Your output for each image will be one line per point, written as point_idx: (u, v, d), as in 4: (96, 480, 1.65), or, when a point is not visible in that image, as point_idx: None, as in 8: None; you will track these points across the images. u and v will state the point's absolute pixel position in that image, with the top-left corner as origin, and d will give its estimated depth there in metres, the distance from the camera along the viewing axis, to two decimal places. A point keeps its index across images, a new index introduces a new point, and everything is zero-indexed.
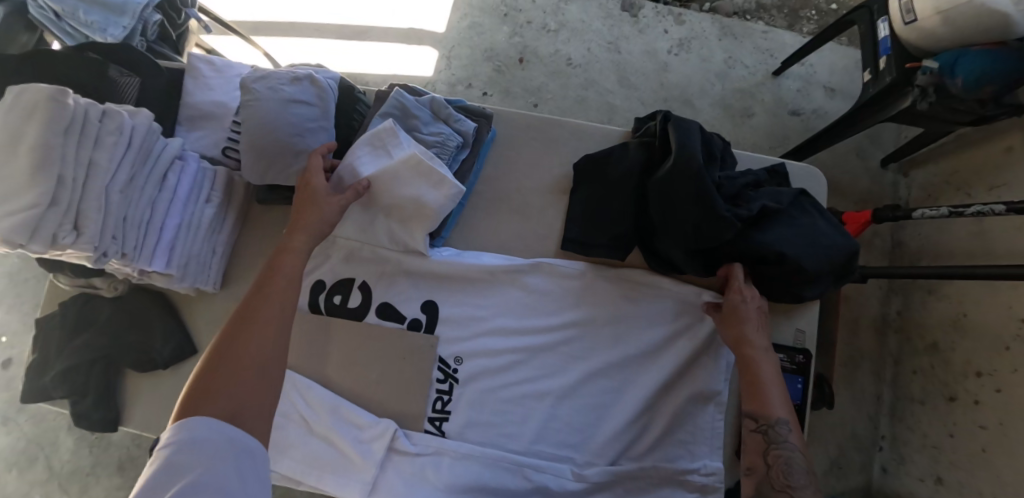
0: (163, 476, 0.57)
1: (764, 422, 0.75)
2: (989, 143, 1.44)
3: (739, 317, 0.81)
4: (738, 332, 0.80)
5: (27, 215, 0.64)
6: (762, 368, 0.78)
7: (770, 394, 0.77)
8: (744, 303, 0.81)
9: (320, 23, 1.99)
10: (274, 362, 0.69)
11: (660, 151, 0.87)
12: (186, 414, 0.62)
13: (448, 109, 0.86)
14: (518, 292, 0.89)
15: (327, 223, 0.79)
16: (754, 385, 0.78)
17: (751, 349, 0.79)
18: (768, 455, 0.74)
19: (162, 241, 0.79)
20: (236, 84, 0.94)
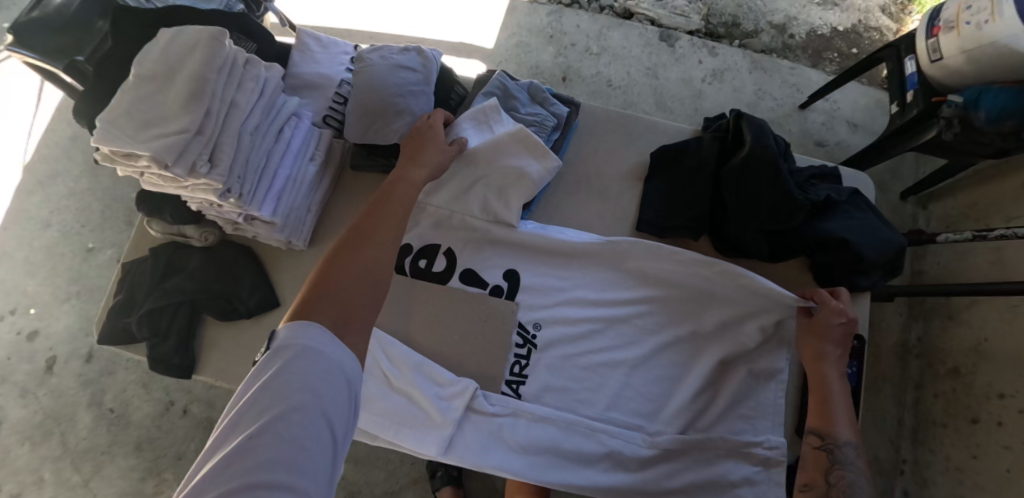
0: (274, 385, 0.57)
1: (830, 440, 0.78)
2: (1007, 178, 1.54)
3: (823, 333, 0.85)
4: (821, 349, 0.84)
5: (179, 139, 0.68)
6: (835, 388, 0.82)
7: (838, 416, 0.80)
8: (832, 321, 0.85)
9: (374, 32, 2.10)
10: (382, 285, 0.70)
11: (732, 144, 0.96)
12: (300, 316, 0.63)
13: (545, 93, 0.96)
14: (596, 268, 0.95)
15: (440, 166, 0.85)
16: (824, 403, 0.81)
17: (828, 367, 0.83)
18: (830, 474, 0.76)
19: (273, 189, 0.85)
20: (340, 60, 1.01)
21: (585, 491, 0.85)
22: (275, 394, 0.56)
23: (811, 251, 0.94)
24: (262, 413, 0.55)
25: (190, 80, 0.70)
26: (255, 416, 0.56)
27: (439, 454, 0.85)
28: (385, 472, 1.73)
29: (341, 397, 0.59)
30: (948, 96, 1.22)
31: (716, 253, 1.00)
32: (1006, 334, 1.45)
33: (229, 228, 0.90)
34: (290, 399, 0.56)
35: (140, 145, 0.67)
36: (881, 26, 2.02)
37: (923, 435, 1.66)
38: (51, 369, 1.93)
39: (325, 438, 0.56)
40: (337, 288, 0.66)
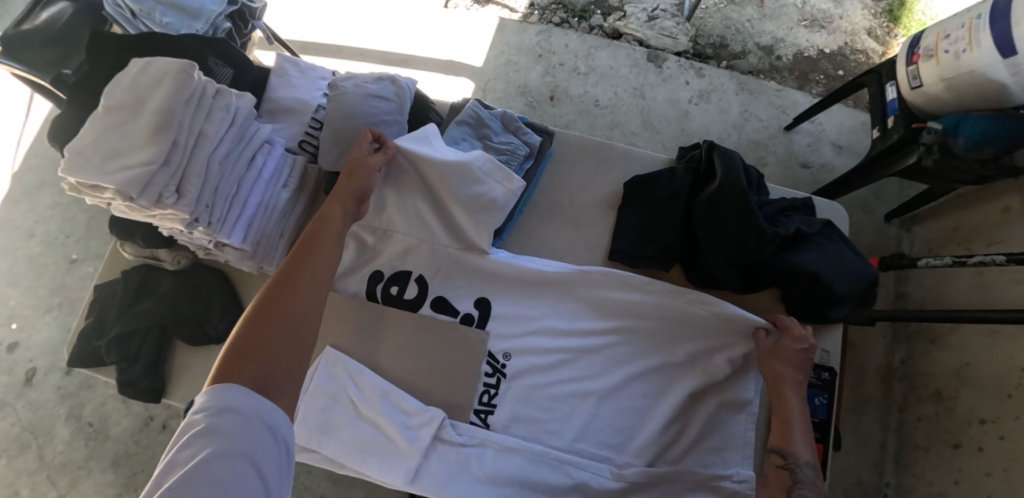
0: (195, 440, 0.58)
1: (791, 459, 0.79)
2: (988, 205, 1.56)
3: (783, 355, 0.86)
4: (781, 371, 0.85)
5: (144, 171, 0.68)
6: (794, 410, 0.83)
7: (797, 435, 0.81)
8: (794, 345, 0.86)
9: (364, 49, 2.12)
10: (307, 334, 0.70)
11: (705, 176, 0.97)
12: (221, 380, 0.63)
13: (517, 123, 0.95)
14: (564, 298, 0.95)
15: (366, 190, 0.85)
16: (784, 423, 0.82)
17: (788, 388, 0.84)
18: (792, 493, 0.76)
19: (243, 216, 0.84)
20: (317, 85, 1.02)
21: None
22: (202, 444, 0.57)
23: (782, 283, 0.95)
24: (185, 465, 0.56)
25: (157, 112, 0.70)
26: (179, 469, 0.56)
27: (405, 485, 0.85)
28: (366, 491, 1.72)
29: (268, 442, 0.60)
30: (929, 121, 1.23)
31: (688, 283, 1.00)
32: (987, 359, 1.47)
33: (201, 253, 0.89)
34: (222, 445, 0.57)
35: (104, 178, 0.67)
36: (867, 49, 2.05)
37: (905, 459, 1.67)
38: (31, 382, 1.91)
39: (254, 484, 0.57)
40: (267, 339, 0.67)
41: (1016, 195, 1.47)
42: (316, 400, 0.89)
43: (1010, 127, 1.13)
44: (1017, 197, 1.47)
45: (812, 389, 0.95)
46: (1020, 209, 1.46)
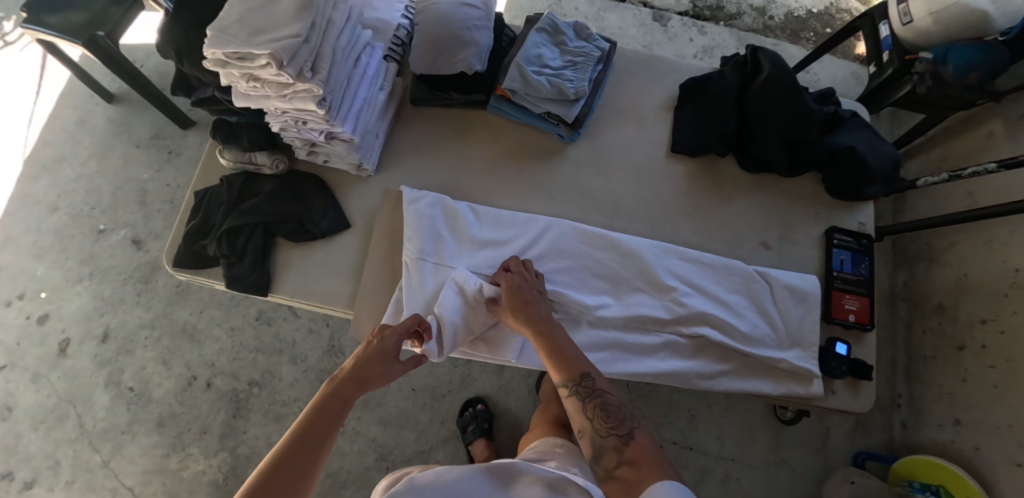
0: None
1: (576, 382, 0.84)
2: (973, 131, 1.68)
3: (518, 296, 0.91)
4: (528, 310, 0.90)
5: (294, 42, 0.75)
6: (555, 337, 0.88)
7: (573, 358, 0.87)
8: (518, 286, 0.92)
9: None
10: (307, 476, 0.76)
11: (753, 73, 1.08)
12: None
13: (589, 30, 1.06)
14: (634, 188, 1.07)
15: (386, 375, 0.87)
16: (557, 354, 0.87)
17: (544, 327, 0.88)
18: (590, 409, 0.82)
19: (353, 108, 0.92)
20: (394, 6, 1.10)
21: (647, 377, 0.96)
22: None
23: (827, 162, 1.07)
24: None
25: None
26: None
27: (515, 359, 0.94)
28: (416, 432, 1.77)
29: None
30: (920, 53, 1.38)
31: (741, 171, 1.11)
32: (981, 269, 1.60)
33: (304, 152, 0.98)
34: None
35: (258, 47, 0.74)
36: (851, 8, 2.22)
37: (914, 369, 1.79)
38: (65, 352, 1.77)
39: None
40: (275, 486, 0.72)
41: (999, 119, 1.59)
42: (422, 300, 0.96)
43: (988, 54, 1.30)
44: (1000, 122, 1.59)
45: (855, 253, 1.07)
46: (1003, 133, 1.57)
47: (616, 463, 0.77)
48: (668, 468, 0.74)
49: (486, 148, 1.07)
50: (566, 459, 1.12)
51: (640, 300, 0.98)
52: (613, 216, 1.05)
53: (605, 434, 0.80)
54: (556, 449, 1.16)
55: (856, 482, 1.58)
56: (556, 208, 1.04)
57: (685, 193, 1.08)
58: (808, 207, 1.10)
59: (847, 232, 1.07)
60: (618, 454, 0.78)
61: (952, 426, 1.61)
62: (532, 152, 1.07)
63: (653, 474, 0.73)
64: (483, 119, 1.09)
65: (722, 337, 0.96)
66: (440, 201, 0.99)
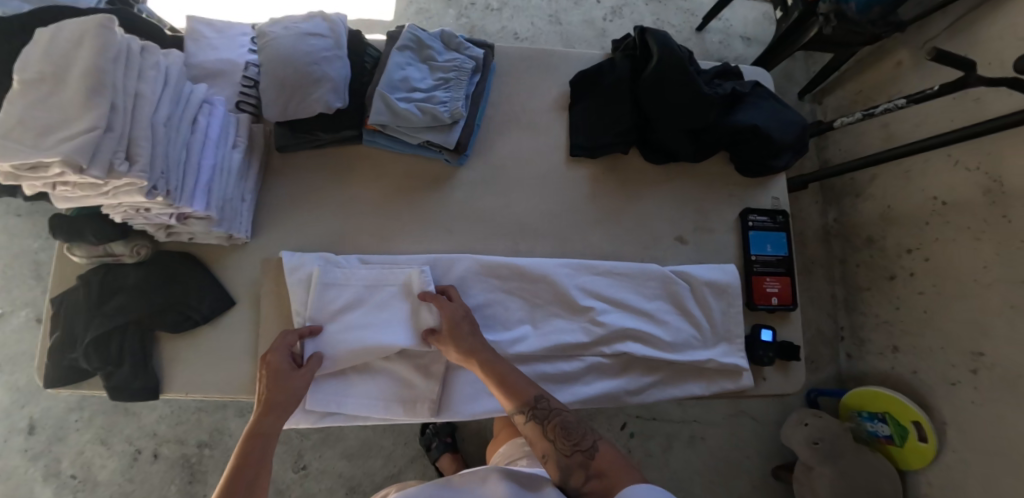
0: None
1: (529, 408, 0.83)
2: (884, 61, 1.64)
3: (455, 328, 0.85)
4: (468, 344, 0.85)
5: (90, 137, 0.64)
6: (500, 366, 0.85)
7: (518, 385, 0.84)
8: (458, 320, 0.86)
9: None
10: None
11: (644, 58, 1.00)
12: None
13: (457, 38, 0.94)
14: (537, 203, 1.00)
15: (296, 397, 0.83)
16: (504, 385, 0.84)
17: (488, 362, 0.85)
18: (549, 432, 0.82)
19: (200, 181, 0.81)
20: (240, 42, 0.97)
21: (576, 404, 0.92)
22: None
23: (732, 142, 1.02)
24: None
25: (86, 74, 0.65)
26: None
27: (433, 416, 0.88)
28: (382, 459, 1.71)
29: None
30: None
31: (648, 162, 1.04)
32: (906, 199, 1.60)
33: (162, 234, 0.87)
34: None
35: (45, 153, 0.62)
36: None
37: (853, 302, 1.82)
38: None
39: None
40: None
41: (906, 48, 1.56)
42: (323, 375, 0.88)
43: None
44: (907, 51, 1.56)
45: (773, 231, 1.04)
46: (911, 62, 1.55)
47: (584, 479, 0.79)
48: (635, 475, 0.77)
49: (370, 188, 0.96)
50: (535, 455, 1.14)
51: (556, 325, 0.93)
52: (517, 238, 0.98)
53: (569, 453, 0.81)
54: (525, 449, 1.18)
55: (811, 423, 1.55)
56: (455, 242, 0.96)
57: (590, 198, 1.02)
58: (719, 190, 1.06)
59: (762, 212, 1.04)
60: (585, 471, 0.80)
61: (892, 353, 1.65)
62: (420, 184, 0.97)
63: (626, 479, 0.76)
64: (362, 153, 0.98)
65: (644, 349, 0.92)
66: (322, 263, 0.90)
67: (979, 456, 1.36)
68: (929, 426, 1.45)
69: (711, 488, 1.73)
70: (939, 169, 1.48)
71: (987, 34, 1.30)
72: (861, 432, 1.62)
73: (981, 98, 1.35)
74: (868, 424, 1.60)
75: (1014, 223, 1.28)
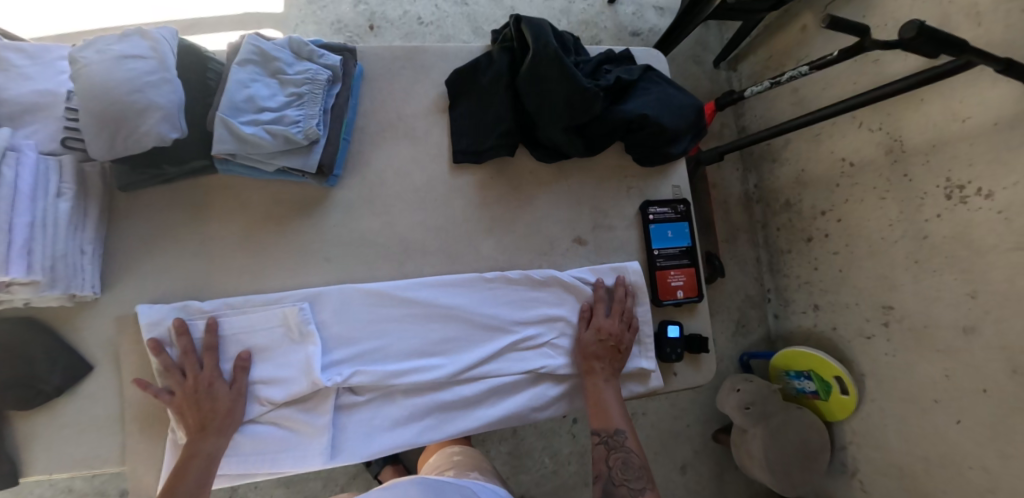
0: None
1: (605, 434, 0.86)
2: (789, 25, 1.61)
3: (586, 347, 0.91)
4: (587, 361, 0.90)
5: None
6: (604, 389, 0.89)
7: (612, 411, 0.88)
8: (601, 336, 0.91)
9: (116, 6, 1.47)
10: None
11: (520, 50, 0.93)
12: None
13: (309, 46, 0.85)
14: (426, 219, 0.93)
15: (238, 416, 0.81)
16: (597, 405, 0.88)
17: (598, 380, 0.90)
18: (610, 460, 0.85)
19: (15, 243, 0.70)
20: (59, 69, 0.84)
21: (479, 429, 0.89)
22: None
23: (622, 133, 0.98)
24: None
25: None
26: None
27: (325, 463, 0.82)
28: (321, 480, 1.63)
29: None
30: None
31: (537, 161, 0.99)
32: (816, 161, 1.61)
33: None
34: None
35: None
36: None
37: (776, 265, 1.86)
38: None
39: None
40: None
41: (809, 12, 1.53)
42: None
43: None
44: (810, 14, 1.53)
45: (675, 222, 1.02)
46: (815, 26, 1.53)
47: None
48: None
49: (230, 220, 0.88)
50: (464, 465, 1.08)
51: (450, 349, 0.89)
52: (407, 257, 0.92)
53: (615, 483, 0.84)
54: (455, 458, 1.12)
55: (742, 389, 1.57)
56: (339, 270, 0.89)
57: (483, 206, 0.96)
58: (615, 183, 1.02)
59: (662, 202, 1.01)
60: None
61: (813, 311, 1.69)
62: (293, 210, 0.89)
63: None
64: (212, 183, 0.88)
65: (551, 360, 0.92)
66: (183, 313, 0.82)
67: (890, 402, 1.39)
68: (848, 379, 1.46)
69: (655, 460, 1.74)
70: (845, 130, 1.48)
71: None
72: (790, 390, 1.65)
73: (880, 60, 1.35)
74: (796, 381, 1.62)
75: (913, 180, 1.29)
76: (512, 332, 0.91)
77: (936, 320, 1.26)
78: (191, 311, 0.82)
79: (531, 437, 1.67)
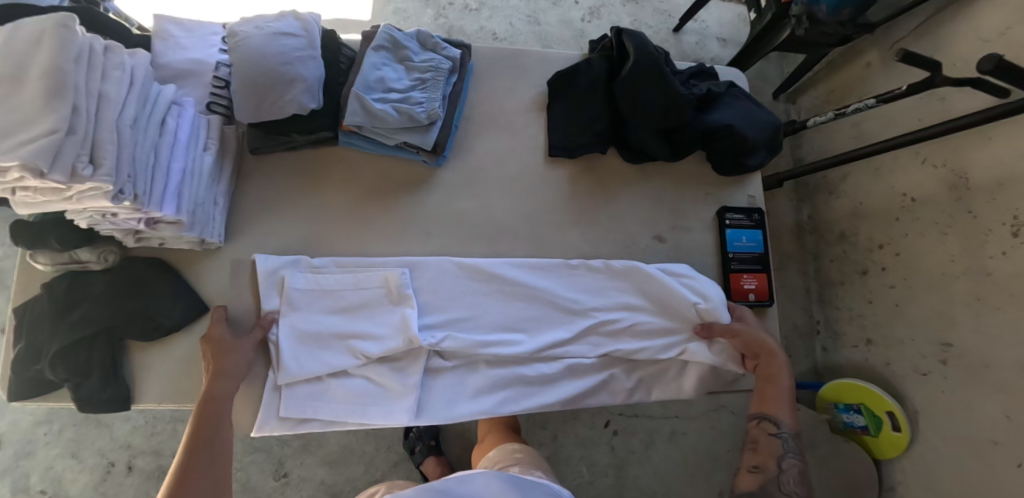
0: None
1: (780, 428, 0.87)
2: (854, 62, 1.65)
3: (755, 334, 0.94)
4: (770, 350, 0.92)
5: (51, 141, 0.61)
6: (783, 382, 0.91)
7: (784, 405, 0.90)
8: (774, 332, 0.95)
9: None
10: (218, 473, 0.78)
11: (620, 57, 1.00)
12: None
13: (434, 38, 0.94)
14: (515, 205, 1.00)
15: (244, 364, 0.84)
16: (775, 393, 0.90)
17: (777, 369, 0.91)
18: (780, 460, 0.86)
19: (170, 184, 0.78)
20: (211, 42, 0.95)
21: (554, 405, 0.93)
22: None
23: (706, 141, 1.03)
24: None
25: (43, 75, 0.63)
26: None
27: (410, 421, 0.86)
28: (363, 464, 1.64)
29: None
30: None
31: (624, 161, 1.05)
32: (875, 195, 1.60)
33: (132, 239, 0.85)
34: None
35: (2, 158, 0.59)
36: None
37: (828, 297, 1.83)
38: None
39: None
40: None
41: (875, 49, 1.56)
42: (299, 382, 0.87)
43: None
44: (876, 51, 1.56)
45: (750, 228, 1.06)
46: (880, 62, 1.55)
47: None
48: None
49: (342, 189, 0.96)
50: (528, 463, 1.14)
51: (534, 326, 0.93)
52: (498, 238, 0.98)
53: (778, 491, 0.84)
54: (517, 455, 1.18)
55: None
56: (437, 243, 0.96)
57: (568, 198, 1.02)
58: (694, 189, 1.07)
59: (738, 209, 1.05)
60: None
61: (865, 346, 1.66)
62: (396, 186, 0.97)
63: None
64: (334, 154, 0.97)
65: (628, 346, 0.95)
66: (297, 267, 0.90)
67: (946, 441, 1.36)
68: (902, 415, 1.45)
69: (692, 483, 1.69)
70: (907, 166, 1.48)
71: (952, 32, 1.30)
72: (837, 424, 1.62)
73: (946, 97, 1.34)
74: (845, 415, 1.60)
75: (978, 217, 1.29)
76: (590, 317, 0.95)
77: (998, 359, 1.23)
78: (305, 264, 0.90)
79: (570, 444, 1.67)
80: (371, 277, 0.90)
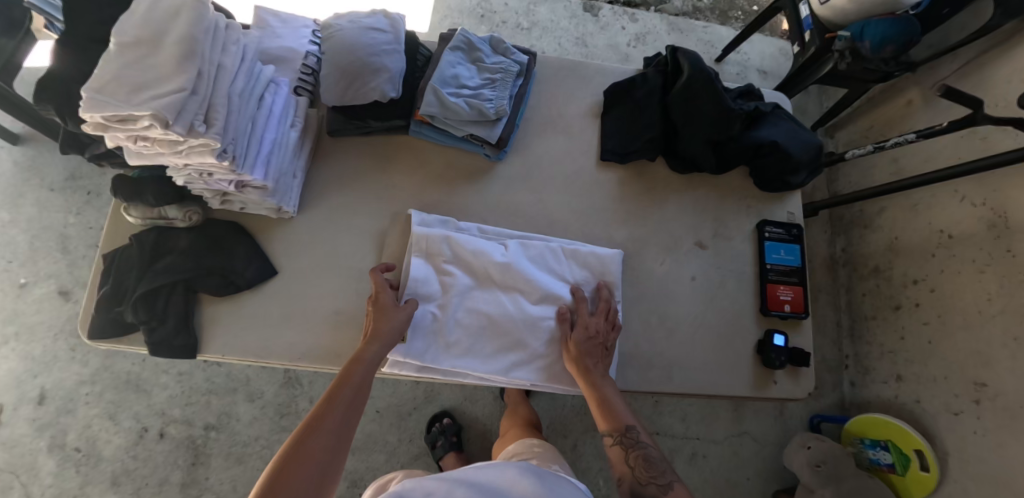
0: None
1: (620, 433, 0.88)
2: (894, 99, 1.69)
3: (582, 350, 0.93)
4: (586, 361, 0.93)
5: (178, 97, 0.69)
6: (609, 392, 0.92)
7: (619, 411, 0.90)
8: (588, 333, 0.94)
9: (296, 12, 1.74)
10: (347, 427, 0.79)
11: (674, 73, 1.06)
12: (281, 469, 0.72)
13: (505, 44, 1.02)
14: (564, 201, 1.06)
15: (397, 331, 0.88)
16: (603, 406, 0.90)
17: (595, 377, 0.92)
18: (630, 459, 0.87)
19: (262, 152, 0.87)
20: (302, 33, 1.04)
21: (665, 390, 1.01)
22: None
23: (752, 156, 1.07)
24: None
25: (179, 42, 0.72)
26: None
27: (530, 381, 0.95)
28: (385, 454, 1.61)
29: None
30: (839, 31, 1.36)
31: (670, 171, 1.11)
32: (910, 229, 1.57)
33: (217, 201, 0.93)
34: None
35: (137, 108, 0.68)
36: None
37: (857, 331, 1.77)
38: None
39: None
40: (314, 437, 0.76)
41: (916, 88, 1.60)
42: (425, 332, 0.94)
43: (903, 28, 1.31)
44: (917, 90, 1.61)
45: (788, 242, 1.09)
46: (921, 101, 1.59)
47: None
48: None
49: (409, 176, 1.03)
50: (546, 456, 1.07)
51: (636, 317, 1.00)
52: (547, 231, 1.04)
53: (644, 483, 0.85)
54: (535, 448, 1.11)
55: (813, 446, 1.47)
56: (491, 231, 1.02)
57: (616, 199, 1.08)
58: (736, 202, 1.12)
59: (777, 224, 1.10)
60: None
61: (894, 382, 1.60)
62: (456, 175, 1.04)
63: None
64: (405, 142, 1.05)
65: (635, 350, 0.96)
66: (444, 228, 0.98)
67: (977, 483, 1.31)
68: (931, 455, 1.40)
69: None
70: (944, 204, 1.46)
71: (993, 75, 1.34)
72: (862, 460, 1.56)
73: (988, 137, 1.37)
74: (870, 451, 1.54)
75: (1018, 257, 1.26)
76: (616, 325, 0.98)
77: None
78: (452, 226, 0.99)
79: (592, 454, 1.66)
80: (514, 247, 0.98)
